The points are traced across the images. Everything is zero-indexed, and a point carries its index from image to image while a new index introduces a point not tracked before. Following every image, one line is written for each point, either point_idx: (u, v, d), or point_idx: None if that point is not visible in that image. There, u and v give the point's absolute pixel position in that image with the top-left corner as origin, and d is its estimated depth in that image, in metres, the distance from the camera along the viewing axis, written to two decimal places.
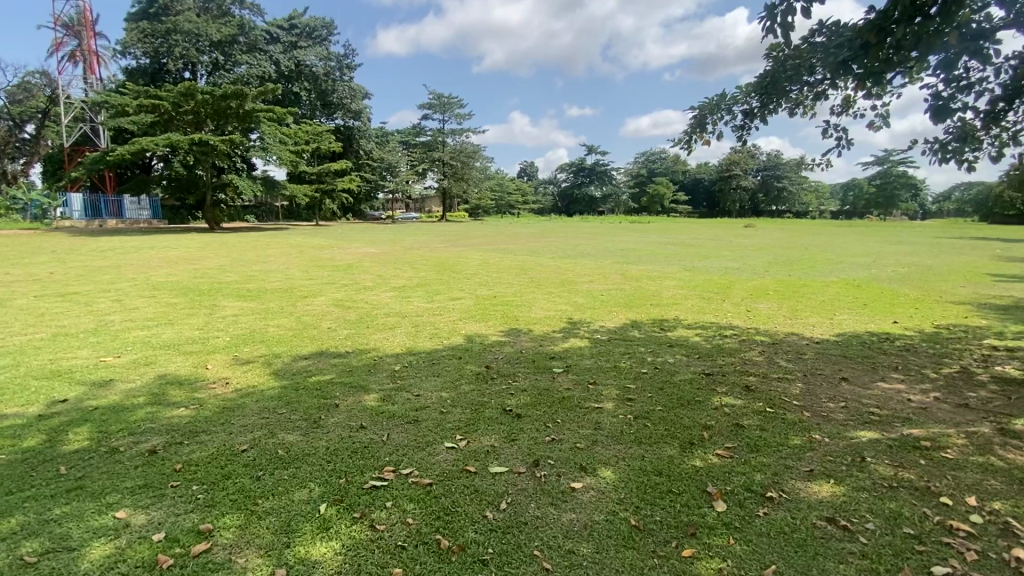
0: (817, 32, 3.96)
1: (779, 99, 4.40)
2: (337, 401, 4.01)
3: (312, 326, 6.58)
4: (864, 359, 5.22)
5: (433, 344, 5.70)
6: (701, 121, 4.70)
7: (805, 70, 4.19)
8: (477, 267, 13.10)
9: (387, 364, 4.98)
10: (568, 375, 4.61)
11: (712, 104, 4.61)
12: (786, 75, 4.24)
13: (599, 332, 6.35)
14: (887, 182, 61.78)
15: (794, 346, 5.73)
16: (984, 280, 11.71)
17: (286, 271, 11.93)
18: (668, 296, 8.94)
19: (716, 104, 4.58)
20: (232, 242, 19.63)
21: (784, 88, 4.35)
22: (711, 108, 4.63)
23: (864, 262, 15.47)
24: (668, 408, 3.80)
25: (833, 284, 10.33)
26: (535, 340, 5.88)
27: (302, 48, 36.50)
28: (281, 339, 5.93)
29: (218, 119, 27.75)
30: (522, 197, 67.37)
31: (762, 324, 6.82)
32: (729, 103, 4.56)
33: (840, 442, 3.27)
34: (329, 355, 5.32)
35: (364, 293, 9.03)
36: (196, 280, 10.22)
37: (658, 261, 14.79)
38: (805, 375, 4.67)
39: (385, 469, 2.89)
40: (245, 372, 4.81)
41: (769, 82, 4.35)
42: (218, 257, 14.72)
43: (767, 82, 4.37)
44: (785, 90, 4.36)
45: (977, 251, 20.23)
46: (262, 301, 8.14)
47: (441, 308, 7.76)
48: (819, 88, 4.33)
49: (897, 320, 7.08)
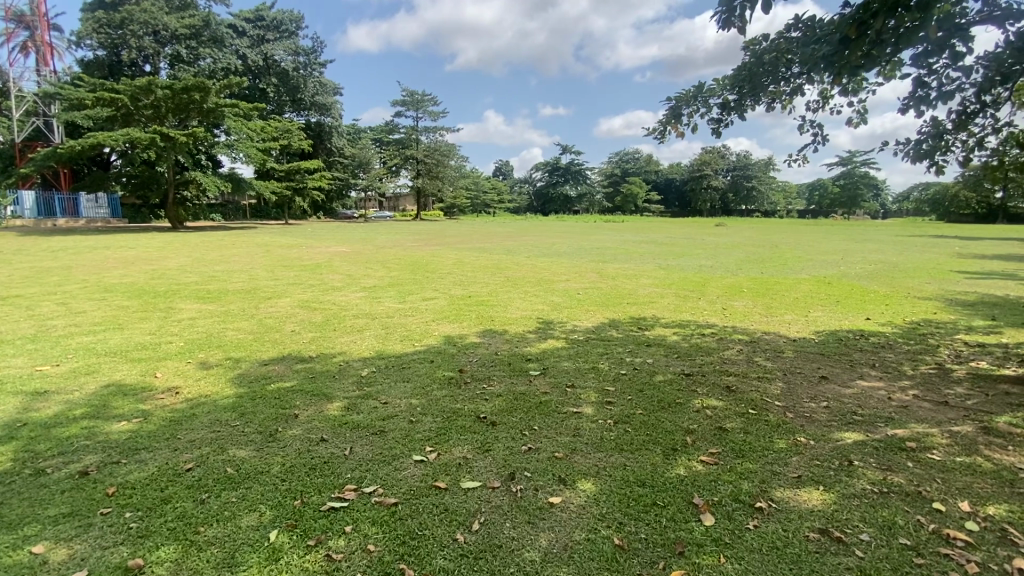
0: (793, 27, 3.93)
1: (756, 93, 4.38)
2: (296, 410, 3.72)
3: (274, 329, 6.22)
4: (841, 356, 5.20)
5: (404, 346, 5.44)
6: (677, 112, 4.65)
7: (781, 65, 4.16)
8: (451, 266, 12.85)
9: (353, 369, 4.70)
10: (545, 378, 4.41)
11: (688, 96, 4.57)
12: (761, 70, 4.21)
13: (575, 331, 6.19)
14: (851, 182, 63.84)
15: (772, 343, 5.68)
16: (947, 276, 12.04)
17: (251, 271, 11.43)
18: (645, 295, 8.86)
19: (693, 97, 4.54)
20: (196, 242, 18.87)
21: (759, 84, 4.34)
22: (687, 100, 4.59)
23: (833, 259, 15.79)
24: (649, 411, 3.64)
25: (805, 281, 10.45)
26: (510, 341, 5.67)
27: (269, 42, 35.52)
28: (240, 343, 5.55)
29: (180, 113, 26.68)
30: (497, 196, 67.19)
31: (738, 322, 6.78)
32: (705, 96, 4.52)
33: (826, 444, 3.16)
34: (290, 361, 4.99)
35: (332, 293, 8.69)
36: (153, 282, 9.67)
37: (633, 259, 14.76)
38: (785, 374, 4.58)
39: (345, 488, 2.63)
40: (198, 380, 4.46)
41: (745, 77, 4.31)
42: (178, 256, 14.04)
43: (743, 77, 4.33)
44: (759, 86, 4.34)
45: (938, 248, 20.93)
46: (223, 303, 7.71)
47: (413, 309, 7.48)
48: (794, 84, 4.31)
49: (870, 317, 7.13)
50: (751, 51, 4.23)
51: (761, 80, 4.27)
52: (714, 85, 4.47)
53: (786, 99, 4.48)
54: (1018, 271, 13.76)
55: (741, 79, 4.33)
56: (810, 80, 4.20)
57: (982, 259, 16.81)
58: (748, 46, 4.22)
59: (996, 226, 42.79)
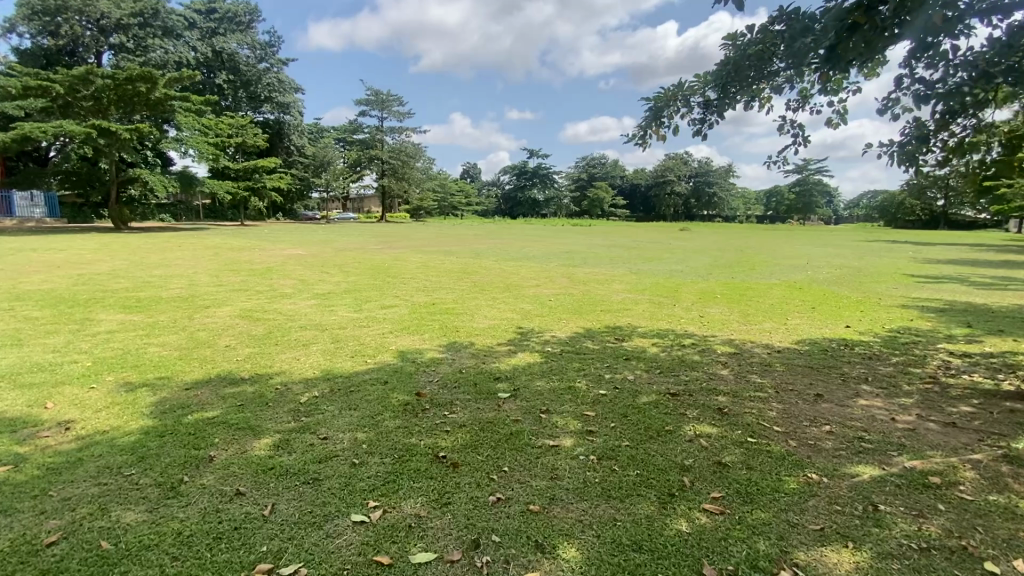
0: (778, 17, 3.56)
1: (741, 91, 3.99)
2: (212, 451, 3.03)
3: (206, 344, 5.44)
4: (832, 369, 4.86)
5: (356, 364, 4.78)
6: (657, 114, 4.25)
7: (769, 59, 3.75)
8: (415, 270, 12.19)
9: (292, 395, 4.00)
10: (516, 402, 3.82)
11: (667, 95, 4.18)
12: (747, 65, 3.79)
13: (549, 343, 5.67)
14: (805, 189, 66.38)
15: (758, 355, 5.32)
16: (910, 280, 12.20)
17: (192, 275, 10.45)
18: (617, 301, 8.45)
19: (673, 96, 4.15)
20: (139, 243, 17.53)
21: (745, 85, 3.94)
22: (668, 100, 4.18)
23: (798, 263, 15.92)
24: (637, 443, 3.13)
25: (778, 286, 10.29)
26: (477, 356, 5.09)
27: (222, 35, 33.97)
28: (162, 362, 4.77)
29: (124, 106, 24.89)
30: (465, 199, 66.49)
31: (719, 331, 6.41)
32: (686, 96, 4.13)
33: (843, 483, 2.74)
34: (219, 384, 4.22)
35: (281, 301, 7.93)
36: (75, 288, 8.63)
37: (603, 263, 14.46)
38: (778, 394, 4.19)
39: (258, 568, 2.02)
40: (101, 410, 3.67)
41: (729, 75, 3.91)
42: (114, 259, 12.85)
43: (728, 73, 3.92)
44: (744, 86, 3.95)
45: (894, 253, 21.60)
46: (151, 313, 6.84)
47: (370, 319, 6.79)
48: (780, 79, 3.94)
49: (850, 324, 6.92)
50: (733, 45, 3.85)
51: (747, 78, 3.87)
52: (699, 84, 4.06)
53: (767, 97, 4.11)
54: (973, 274, 14.19)
55: (725, 76, 3.93)
56: (795, 79, 3.83)
57: (936, 263, 17.37)
58: (730, 40, 3.84)
59: (938, 232, 45.03)
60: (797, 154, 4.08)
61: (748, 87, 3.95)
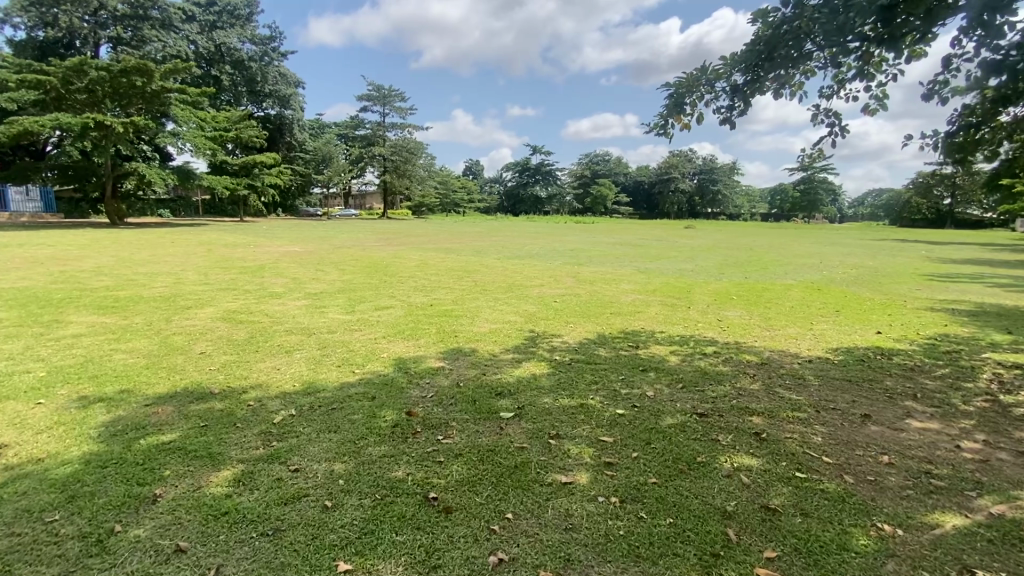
0: None
1: (775, 75, 3.47)
2: (158, 489, 2.55)
3: (179, 351, 4.95)
4: (872, 384, 4.35)
5: (342, 374, 4.28)
6: (678, 101, 3.76)
7: (806, 36, 3.21)
8: (414, 268, 11.68)
9: (265, 413, 3.48)
10: (520, 424, 3.32)
11: (690, 80, 3.68)
12: (781, 43, 3.26)
13: (557, 350, 5.16)
14: (810, 187, 65.25)
15: (788, 366, 4.81)
16: (931, 281, 11.68)
17: (180, 273, 9.97)
18: (628, 303, 7.94)
19: (697, 81, 3.65)
20: (132, 239, 17.05)
21: (778, 69, 3.42)
22: (690, 86, 3.68)
23: (811, 262, 15.40)
24: (665, 480, 2.64)
25: (795, 287, 9.76)
26: (478, 365, 4.58)
27: (222, 29, 33.55)
28: (127, 373, 4.27)
29: (119, 99, 24.35)
30: (467, 196, 65.83)
31: (740, 336, 5.92)
32: (710, 81, 3.63)
33: (923, 538, 2.24)
34: (185, 399, 3.70)
35: (270, 301, 7.44)
36: (54, 286, 8.16)
37: (609, 262, 13.91)
38: (819, 413, 3.68)
39: None
40: (39, 435, 3.13)
41: (761, 55, 3.38)
42: (102, 255, 12.36)
43: (759, 54, 3.39)
44: (775, 72, 3.44)
45: (909, 253, 20.94)
46: (128, 315, 6.36)
47: (362, 322, 6.28)
48: (817, 61, 3.42)
49: (881, 330, 6.40)
50: (763, 22, 3.32)
51: (782, 60, 3.33)
52: (727, 67, 3.55)
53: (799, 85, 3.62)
54: (994, 275, 13.63)
55: (756, 57, 3.40)
56: (833, 60, 3.32)
57: (955, 262, 16.78)
58: (761, 17, 3.32)
59: (945, 231, 44.21)
60: (831, 146, 3.61)
61: (780, 72, 3.43)
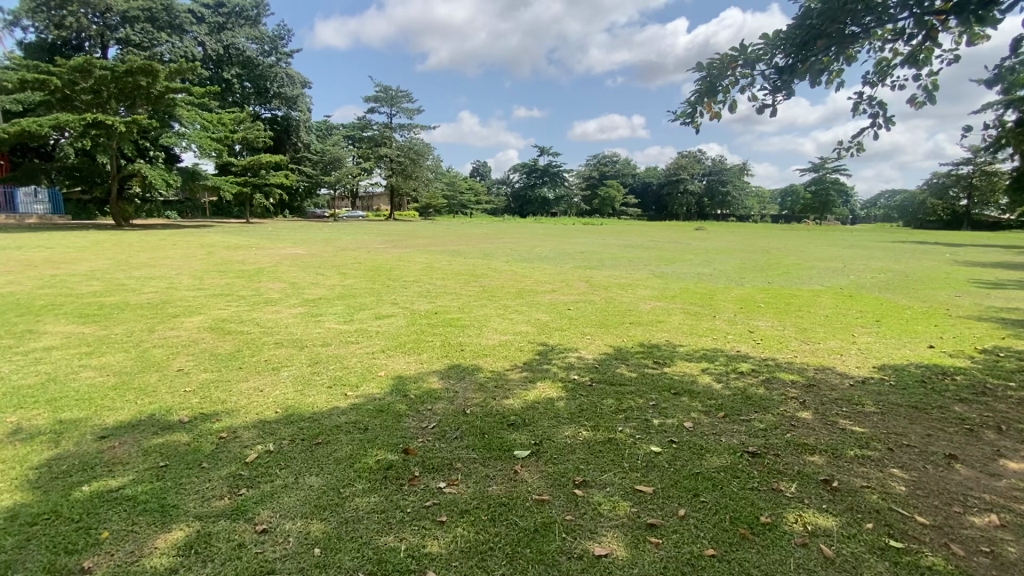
0: None
1: (824, 56, 2.94)
2: (88, 561, 2.03)
3: (155, 367, 4.45)
4: (941, 412, 3.76)
5: (331, 399, 3.73)
6: (710, 85, 3.21)
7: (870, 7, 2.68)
8: (420, 272, 11.17)
9: (238, 449, 2.96)
10: (538, 465, 2.78)
11: (725, 61, 3.14)
12: (839, 14, 2.70)
13: (574, 367, 4.60)
14: (822, 188, 63.45)
15: (838, 389, 4.22)
16: (968, 286, 10.93)
17: (173, 278, 9.51)
18: (647, 311, 7.35)
19: (734, 60, 3.10)
20: (132, 241, 16.66)
21: (830, 50, 2.91)
22: (724, 67, 3.14)
23: (834, 266, 14.68)
24: (727, 552, 2.09)
25: (824, 294, 9.13)
26: (485, 387, 4.02)
27: (229, 30, 33.35)
28: (90, 396, 3.76)
29: (125, 99, 24.05)
30: (474, 197, 65.34)
31: (777, 351, 5.33)
32: (750, 63, 3.08)
33: None
34: (148, 430, 3.18)
35: (265, 309, 6.95)
36: (39, 292, 7.73)
37: (623, 266, 13.32)
38: (892, 451, 3.10)
39: None
40: None
41: (813, 31, 2.83)
42: (98, 259, 11.94)
43: (811, 30, 2.84)
44: (823, 53, 2.93)
45: (934, 256, 20.02)
46: (108, 325, 5.87)
47: (361, 333, 5.75)
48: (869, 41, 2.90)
49: (933, 343, 5.79)
50: None
51: (836, 38, 2.81)
52: (770, 46, 3.00)
53: (839, 73, 3.16)
54: None
55: (805, 34, 2.86)
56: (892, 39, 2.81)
57: (986, 266, 15.96)
58: None
59: (965, 232, 42.62)
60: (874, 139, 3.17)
61: (830, 52, 2.91)
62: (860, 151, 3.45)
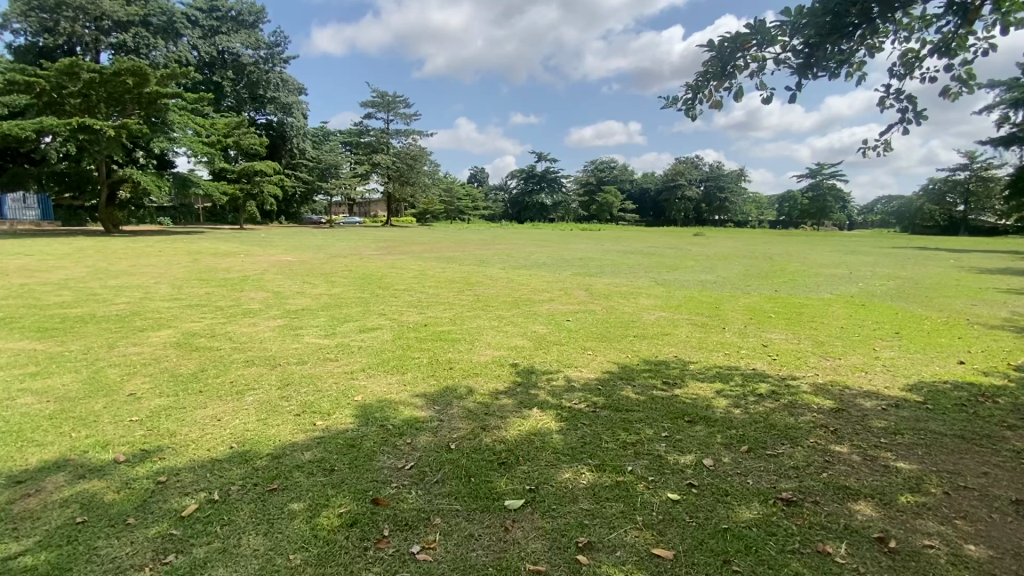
0: None
1: (849, 36, 2.48)
2: None
3: (104, 392, 3.94)
4: (991, 444, 3.30)
5: (295, 432, 3.24)
6: (719, 65, 2.75)
7: None
8: (412, 280, 10.69)
9: (175, 497, 2.49)
10: (535, 522, 2.29)
11: (738, 40, 2.68)
12: None
13: (573, 389, 4.13)
14: (819, 193, 63.14)
15: (870, 415, 3.75)
16: (982, 294, 10.50)
17: (151, 287, 8.99)
18: (651, 323, 6.87)
19: (748, 40, 2.64)
20: (117, 248, 16.08)
21: (857, 30, 2.48)
22: (736, 45, 2.68)
23: (839, 273, 14.27)
24: None
25: (835, 303, 8.68)
26: (474, 415, 3.54)
27: (224, 34, 32.92)
28: (18, 429, 3.25)
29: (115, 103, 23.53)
30: (471, 203, 64.85)
31: (796, 369, 4.86)
32: (765, 44, 2.63)
33: None
34: (76, 473, 2.70)
35: (241, 321, 6.45)
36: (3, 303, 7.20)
37: (623, 273, 12.88)
38: (950, 497, 2.62)
39: None
40: None
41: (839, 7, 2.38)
42: (77, 267, 11.42)
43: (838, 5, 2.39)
44: (850, 34, 2.50)
45: (941, 262, 19.62)
46: (65, 340, 5.36)
47: (340, 349, 5.26)
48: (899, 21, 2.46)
49: (964, 359, 5.32)
50: None
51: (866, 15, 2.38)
52: (790, 24, 2.52)
53: (861, 62, 2.74)
54: None
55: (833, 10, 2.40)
56: None
57: (996, 272, 15.56)
58: None
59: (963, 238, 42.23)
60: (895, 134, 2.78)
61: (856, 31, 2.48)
62: (880, 149, 3.07)
